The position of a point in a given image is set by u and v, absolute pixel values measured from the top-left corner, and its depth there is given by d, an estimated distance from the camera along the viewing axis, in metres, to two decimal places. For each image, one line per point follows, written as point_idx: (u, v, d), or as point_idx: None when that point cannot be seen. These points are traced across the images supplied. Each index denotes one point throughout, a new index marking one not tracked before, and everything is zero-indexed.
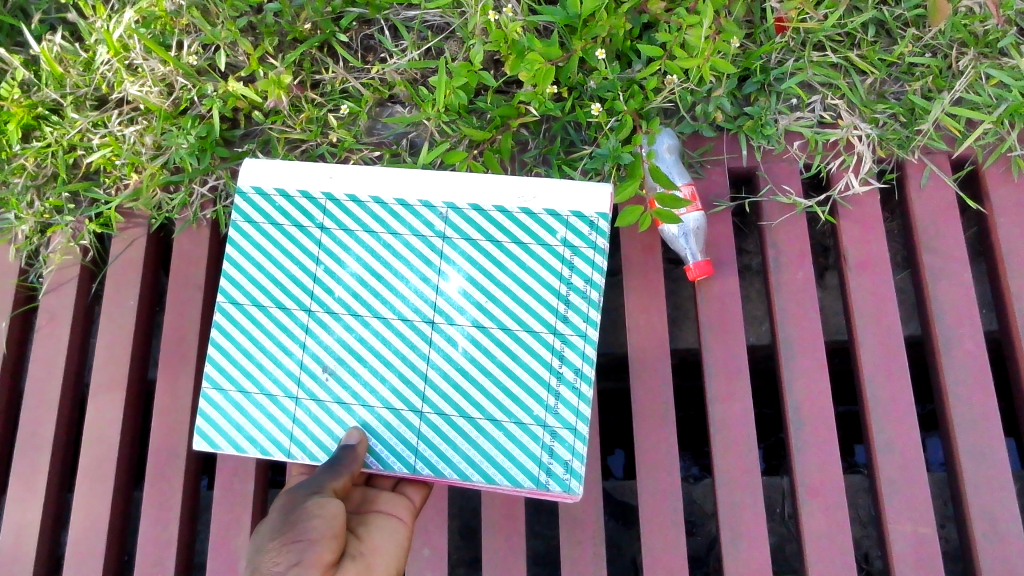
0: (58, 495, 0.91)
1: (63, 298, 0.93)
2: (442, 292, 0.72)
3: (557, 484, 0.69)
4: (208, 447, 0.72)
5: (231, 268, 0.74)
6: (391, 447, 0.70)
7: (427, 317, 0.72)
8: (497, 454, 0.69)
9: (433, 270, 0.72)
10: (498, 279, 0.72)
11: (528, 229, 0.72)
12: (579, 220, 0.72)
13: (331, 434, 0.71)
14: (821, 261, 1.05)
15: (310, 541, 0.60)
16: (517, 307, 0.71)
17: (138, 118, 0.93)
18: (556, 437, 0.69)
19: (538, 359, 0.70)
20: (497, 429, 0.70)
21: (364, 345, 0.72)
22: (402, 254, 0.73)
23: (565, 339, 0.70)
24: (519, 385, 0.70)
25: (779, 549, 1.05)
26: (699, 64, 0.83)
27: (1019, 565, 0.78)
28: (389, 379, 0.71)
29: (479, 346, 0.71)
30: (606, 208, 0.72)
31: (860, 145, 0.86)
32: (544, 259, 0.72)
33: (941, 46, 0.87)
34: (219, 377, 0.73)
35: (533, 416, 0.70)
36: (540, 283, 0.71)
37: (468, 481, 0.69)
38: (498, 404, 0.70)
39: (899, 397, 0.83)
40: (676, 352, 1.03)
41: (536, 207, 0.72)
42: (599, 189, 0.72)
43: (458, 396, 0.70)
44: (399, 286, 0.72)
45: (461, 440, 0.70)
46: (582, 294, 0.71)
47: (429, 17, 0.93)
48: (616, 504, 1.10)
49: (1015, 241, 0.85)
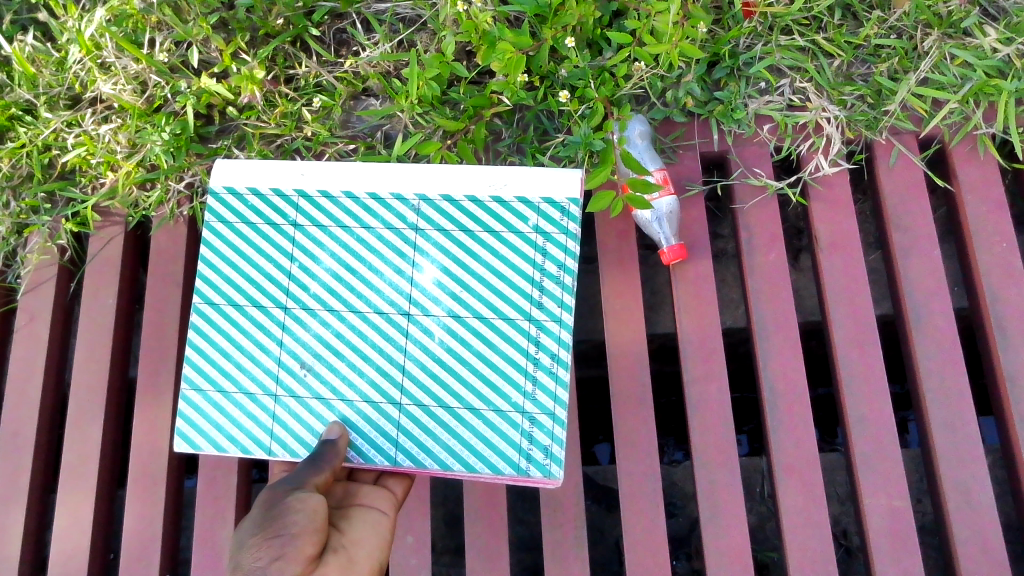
0: (42, 495, 0.91)
1: (41, 297, 0.93)
2: (417, 284, 0.73)
3: (538, 470, 0.69)
4: (189, 448, 0.72)
5: (205, 270, 0.75)
6: (371, 441, 0.70)
7: (402, 308, 0.72)
8: (477, 442, 0.70)
9: (407, 262, 0.73)
10: (472, 269, 0.72)
11: (499, 217, 0.73)
12: (550, 205, 0.73)
13: (311, 431, 0.71)
14: (794, 243, 1.06)
15: (292, 535, 0.60)
16: (491, 295, 0.72)
17: (112, 116, 0.93)
18: (534, 423, 0.70)
19: (514, 345, 0.71)
20: (476, 417, 0.70)
21: (341, 340, 0.72)
22: (375, 248, 0.73)
23: (540, 326, 0.71)
24: (496, 373, 0.71)
25: (760, 529, 1.06)
26: (667, 50, 0.84)
27: (990, 535, 0.80)
28: (367, 372, 0.72)
29: (455, 336, 0.71)
30: (575, 192, 0.72)
31: (828, 127, 0.87)
32: (517, 246, 0.72)
33: (906, 27, 0.89)
34: (198, 378, 0.73)
35: (511, 403, 0.70)
36: (513, 270, 0.72)
37: (448, 471, 0.70)
38: (476, 394, 0.71)
39: (872, 375, 0.84)
40: (654, 337, 1.06)
41: (506, 194, 0.73)
42: (568, 174, 0.73)
43: (436, 386, 0.71)
44: (374, 279, 0.73)
45: (440, 430, 0.70)
46: (555, 279, 0.72)
47: (400, 9, 0.94)
48: (596, 488, 1.11)
49: (982, 217, 0.87)
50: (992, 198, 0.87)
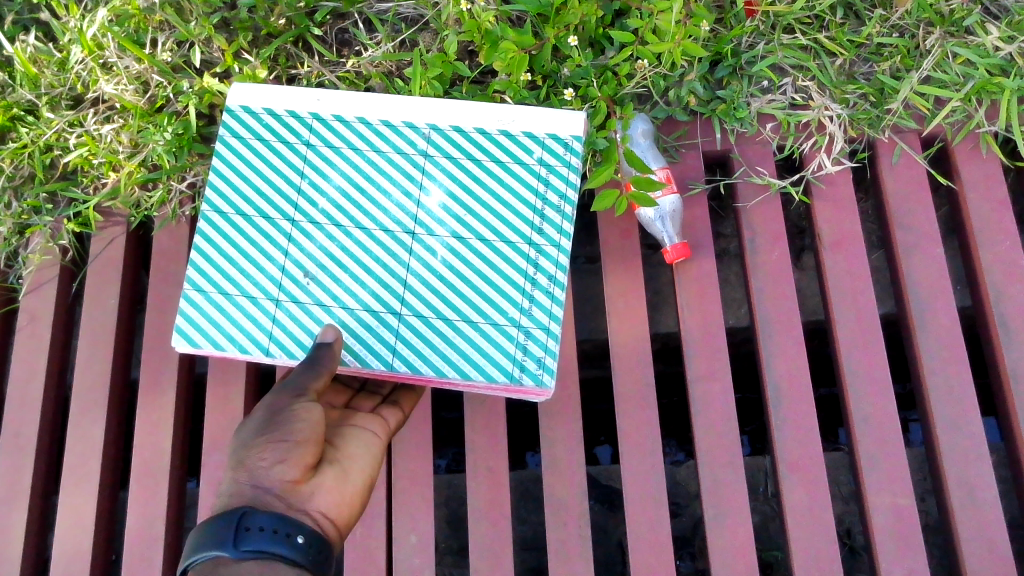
0: (44, 496, 0.90)
1: (43, 298, 0.92)
2: (423, 206, 0.73)
3: (530, 378, 0.69)
4: (187, 347, 0.70)
5: (216, 180, 0.74)
6: (368, 345, 0.69)
7: (400, 201, 0.73)
8: (473, 353, 0.69)
9: (415, 185, 0.73)
10: (477, 195, 0.73)
11: (506, 150, 0.74)
12: (554, 141, 0.75)
13: (307, 330, 0.70)
14: (797, 243, 1.07)
15: (293, 442, 0.63)
16: (494, 220, 0.72)
17: (114, 116, 0.93)
18: (529, 336, 0.70)
19: (514, 267, 0.71)
20: (473, 329, 0.70)
21: (345, 251, 0.71)
22: (385, 170, 0.74)
23: (539, 249, 0.72)
24: (495, 289, 0.71)
25: (763, 528, 1.06)
26: (670, 49, 0.84)
27: (995, 534, 0.79)
28: (369, 283, 0.71)
29: (457, 255, 0.71)
30: (580, 131, 0.75)
31: (831, 125, 0.88)
32: (522, 177, 0.74)
33: (909, 26, 0.89)
34: (200, 279, 0.71)
35: (506, 320, 0.70)
36: (517, 199, 0.73)
37: (443, 377, 0.69)
38: (472, 313, 0.70)
39: (876, 373, 0.84)
40: (657, 337, 1.06)
41: (512, 130, 0.75)
42: (573, 116, 0.75)
43: (436, 298, 0.70)
44: (382, 200, 0.73)
45: (440, 340, 0.70)
46: (556, 208, 0.73)
47: (402, 9, 0.94)
48: (601, 489, 1.10)
49: (985, 215, 0.87)
50: (995, 196, 0.87)
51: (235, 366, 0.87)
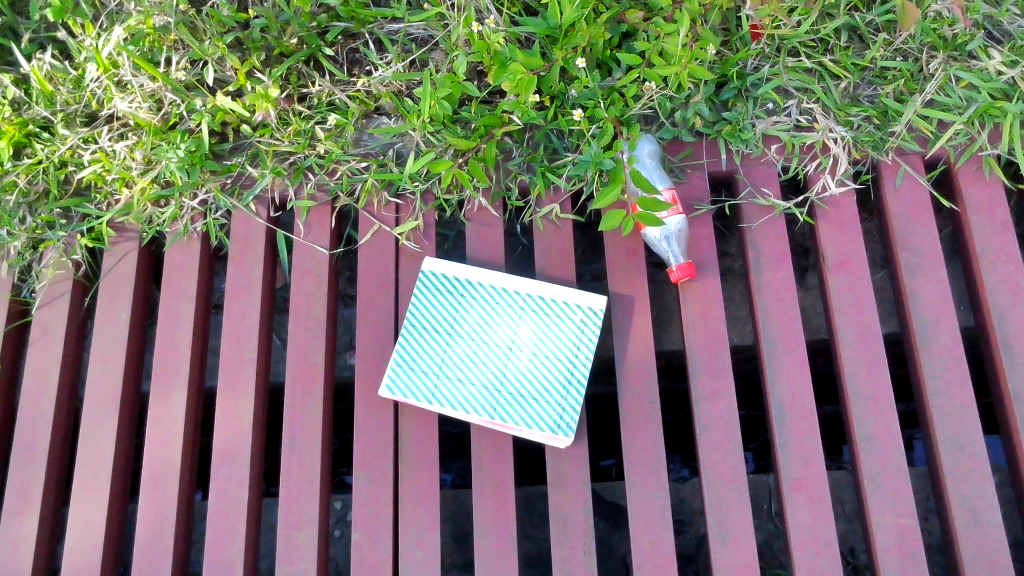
0: (55, 507, 0.91)
1: (56, 312, 0.93)
2: (497, 300, 0.87)
3: (564, 432, 0.81)
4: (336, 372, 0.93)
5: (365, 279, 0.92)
6: (450, 402, 0.83)
7: (493, 291, 0.87)
8: (527, 414, 0.82)
9: (490, 287, 0.88)
10: (529, 296, 0.87)
11: (545, 304, 0.86)
12: (582, 314, 0.86)
13: (411, 389, 0.84)
14: (801, 262, 1.08)
15: None
16: (541, 316, 0.86)
17: (128, 133, 0.95)
18: (568, 401, 0.83)
19: (557, 351, 0.85)
20: (527, 396, 0.83)
21: (439, 337, 0.86)
22: (468, 276, 0.88)
23: (575, 339, 0.85)
24: (544, 370, 0.84)
25: (767, 546, 1.07)
26: (677, 71, 0.85)
27: (998, 555, 0.79)
28: (456, 360, 0.85)
29: (519, 345, 0.86)
30: (597, 301, 0.85)
31: (835, 147, 0.89)
32: (558, 295, 0.86)
33: (912, 50, 0.91)
34: None
35: (561, 391, 0.83)
36: (556, 304, 0.86)
37: (507, 429, 0.83)
38: (536, 381, 0.84)
39: (879, 393, 0.84)
40: (662, 354, 1.07)
41: (552, 304, 0.86)
42: (595, 299, 0.86)
43: (503, 374, 0.84)
44: (467, 296, 0.87)
45: (504, 404, 0.83)
46: (585, 313, 0.86)
47: (413, 30, 0.96)
48: (605, 505, 1.12)
49: (987, 237, 0.88)
50: (998, 218, 0.88)
51: (244, 381, 0.88)
